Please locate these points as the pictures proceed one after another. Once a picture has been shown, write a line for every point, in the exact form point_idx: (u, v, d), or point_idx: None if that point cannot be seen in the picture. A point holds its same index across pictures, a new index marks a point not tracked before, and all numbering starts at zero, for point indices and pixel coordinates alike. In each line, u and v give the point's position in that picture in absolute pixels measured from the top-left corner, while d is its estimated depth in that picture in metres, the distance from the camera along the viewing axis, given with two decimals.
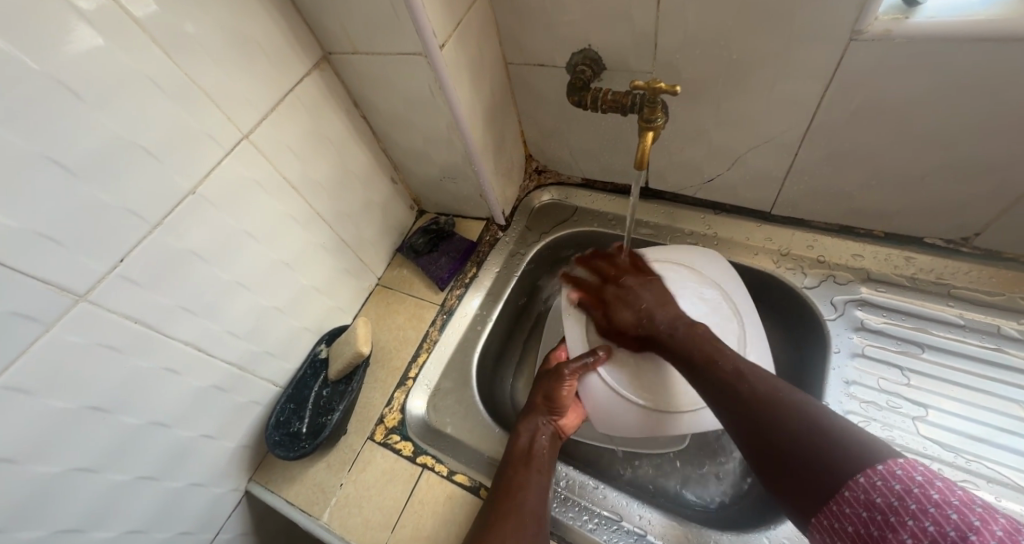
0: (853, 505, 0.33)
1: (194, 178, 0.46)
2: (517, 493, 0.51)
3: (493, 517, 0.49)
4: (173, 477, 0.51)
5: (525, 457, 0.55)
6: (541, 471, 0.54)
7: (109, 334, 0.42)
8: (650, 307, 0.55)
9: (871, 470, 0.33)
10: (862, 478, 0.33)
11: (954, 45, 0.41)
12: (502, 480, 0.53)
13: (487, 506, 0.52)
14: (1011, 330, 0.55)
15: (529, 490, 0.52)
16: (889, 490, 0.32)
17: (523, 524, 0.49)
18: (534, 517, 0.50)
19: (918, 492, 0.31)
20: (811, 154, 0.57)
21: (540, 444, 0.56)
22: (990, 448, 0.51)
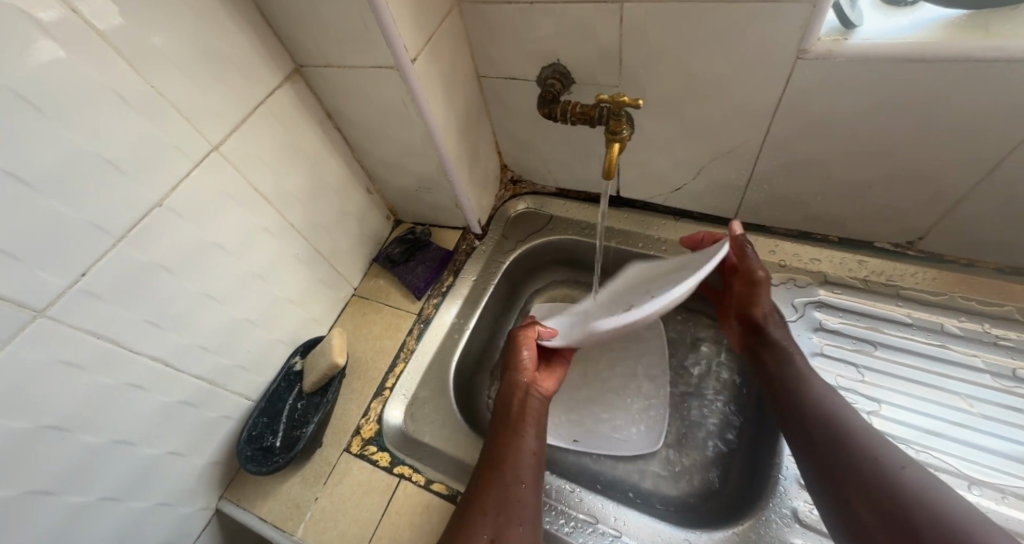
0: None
1: (161, 190, 0.45)
2: (506, 463, 0.52)
3: (479, 490, 0.51)
4: (137, 497, 0.50)
5: (512, 423, 0.57)
6: (524, 434, 0.56)
7: (70, 351, 0.41)
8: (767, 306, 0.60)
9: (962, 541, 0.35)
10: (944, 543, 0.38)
11: (889, 65, 0.44)
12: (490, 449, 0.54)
13: (474, 477, 0.53)
14: (953, 327, 0.59)
15: (517, 456, 0.53)
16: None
17: (505, 492, 0.50)
18: (516, 482, 0.51)
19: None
20: (769, 164, 0.60)
21: (518, 408, 0.58)
22: (935, 438, 0.54)
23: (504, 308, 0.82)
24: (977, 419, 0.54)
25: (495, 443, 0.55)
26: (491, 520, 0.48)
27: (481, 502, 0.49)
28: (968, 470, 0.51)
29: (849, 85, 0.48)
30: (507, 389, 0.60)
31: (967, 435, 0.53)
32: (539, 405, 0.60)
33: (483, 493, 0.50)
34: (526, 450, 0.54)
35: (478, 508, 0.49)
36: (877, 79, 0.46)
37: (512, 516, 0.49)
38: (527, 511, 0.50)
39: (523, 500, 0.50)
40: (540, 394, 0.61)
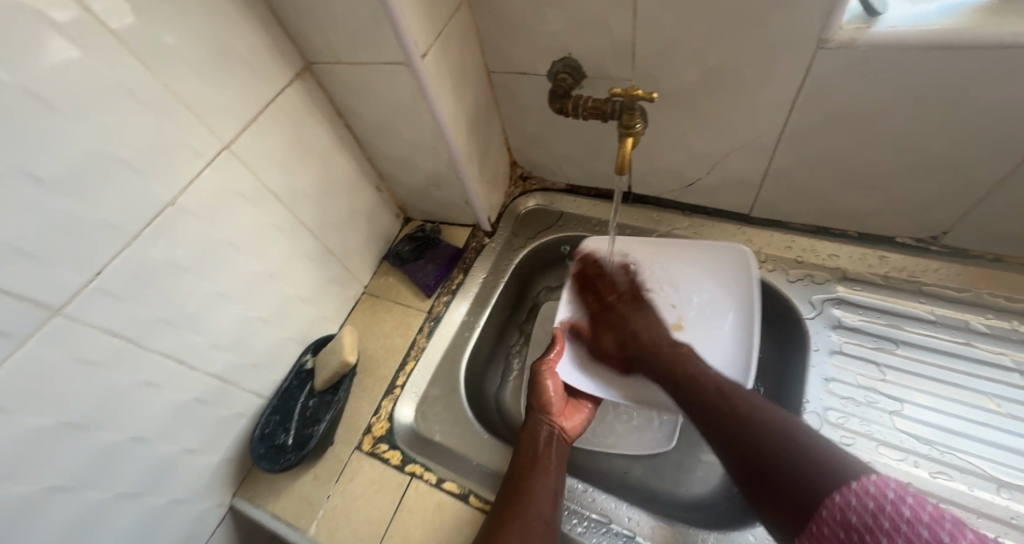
0: (847, 509, 0.36)
1: (174, 189, 0.45)
2: (526, 498, 0.51)
3: (499, 522, 0.49)
4: (153, 494, 0.50)
5: (530, 461, 0.55)
6: (547, 472, 0.54)
7: (87, 349, 0.41)
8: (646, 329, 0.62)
9: (847, 488, 0.37)
10: (839, 497, 0.37)
11: (915, 53, 0.43)
12: (509, 486, 0.53)
13: (496, 509, 0.51)
14: (980, 324, 0.57)
15: (537, 493, 0.51)
16: (864, 509, 0.35)
17: (529, 527, 0.48)
18: (540, 518, 0.49)
19: (890, 508, 0.34)
20: (786, 157, 0.58)
21: (541, 445, 0.57)
22: (961, 438, 0.52)
23: (515, 305, 0.82)
24: (1005, 420, 0.52)
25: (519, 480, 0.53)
26: None
27: (503, 537, 0.47)
28: (997, 473, 0.49)
29: (870, 74, 0.46)
30: (531, 425, 0.59)
31: (996, 436, 0.51)
32: (564, 446, 0.58)
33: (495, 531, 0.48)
34: (549, 488, 0.52)
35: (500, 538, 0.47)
36: (902, 69, 0.45)
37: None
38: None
39: (548, 537, 0.48)
40: (564, 436, 0.59)
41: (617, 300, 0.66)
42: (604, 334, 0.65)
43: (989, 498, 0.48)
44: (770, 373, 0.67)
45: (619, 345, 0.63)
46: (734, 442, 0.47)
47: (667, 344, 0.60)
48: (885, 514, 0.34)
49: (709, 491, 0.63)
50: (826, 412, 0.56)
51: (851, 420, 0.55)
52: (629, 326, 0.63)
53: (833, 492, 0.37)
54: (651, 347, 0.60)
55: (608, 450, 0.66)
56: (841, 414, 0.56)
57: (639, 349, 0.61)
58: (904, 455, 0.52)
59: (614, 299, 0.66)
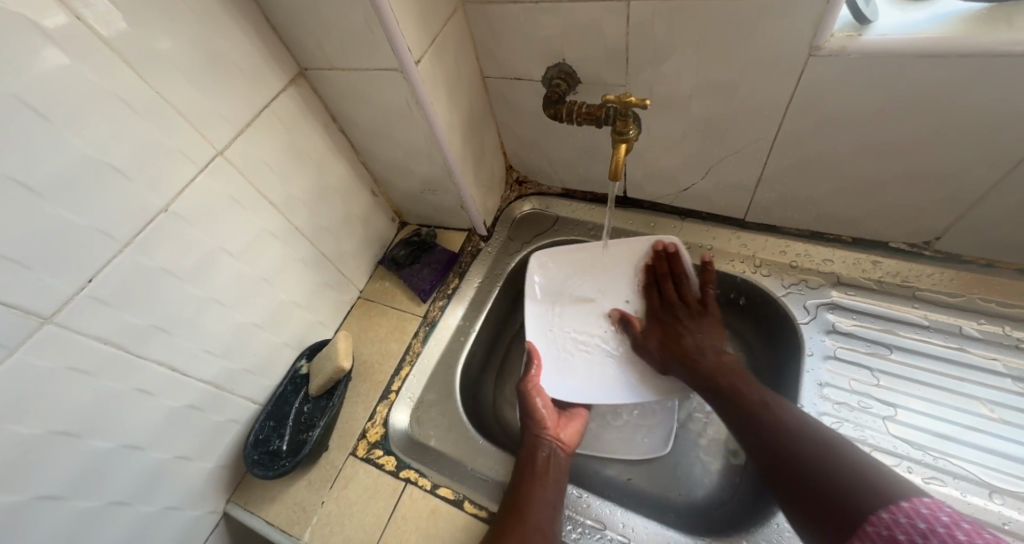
0: (893, 528, 0.34)
1: (167, 196, 0.45)
2: (525, 511, 0.50)
3: (498, 536, 0.49)
4: (146, 502, 0.50)
5: (530, 473, 0.54)
6: (546, 485, 0.53)
7: (78, 357, 0.41)
8: (695, 336, 0.62)
9: (895, 506, 0.35)
10: (885, 514, 0.35)
11: (906, 61, 0.43)
12: (509, 500, 0.52)
13: (495, 524, 0.51)
14: (973, 329, 0.57)
15: (537, 506, 0.51)
16: (912, 528, 0.33)
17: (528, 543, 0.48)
18: (538, 533, 0.49)
19: (941, 531, 0.32)
20: (780, 162, 0.59)
21: (542, 458, 0.56)
22: (954, 444, 0.52)
23: (510, 310, 0.82)
24: (997, 425, 0.52)
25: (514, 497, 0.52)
26: None
27: None
28: (989, 478, 0.49)
29: (861, 81, 0.46)
30: (530, 440, 0.58)
31: (989, 442, 0.51)
32: (565, 458, 0.58)
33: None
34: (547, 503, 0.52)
35: None
36: (893, 76, 0.45)
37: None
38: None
39: None
40: (564, 448, 0.59)
41: (677, 303, 0.66)
42: (653, 333, 0.65)
43: (982, 503, 0.48)
44: (765, 378, 0.67)
45: (662, 345, 0.64)
46: (772, 452, 0.46)
47: (711, 352, 0.60)
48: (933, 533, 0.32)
49: (701, 497, 0.63)
50: (820, 417, 0.56)
51: (844, 425, 0.55)
52: (680, 330, 0.63)
53: (881, 510, 0.35)
54: (694, 353, 0.60)
55: (593, 453, 0.66)
56: (835, 419, 0.56)
57: (686, 350, 0.61)
58: (897, 461, 0.52)
59: (688, 300, 0.66)
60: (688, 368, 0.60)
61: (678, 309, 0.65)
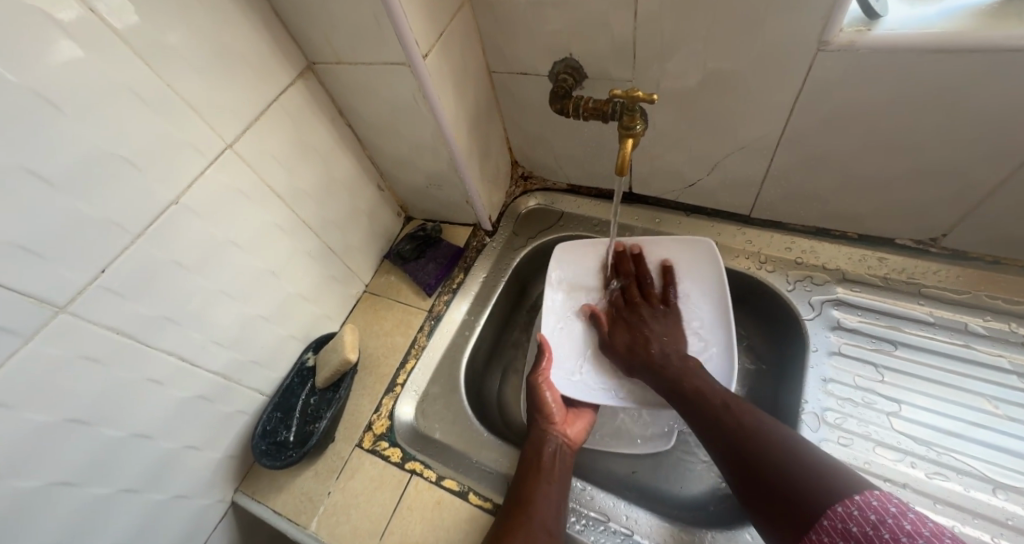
0: (847, 521, 0.37)
1: (177, 188, 0.46)
2: (530, 507, 0.51)
3: (504, 530, 0.49)
4: (156, 490, 0.51)
5: (536, 467, 0.55)
6: (551, 482, 0.54)
7: (90, 346, 0.42)
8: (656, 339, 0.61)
9: (849, 500, 0.38)
10: (840, 507, 0.38)
11: (916, 56, 0.43)
12: (515, 494, 0.53)
13: (500, 518, 0.52)
14: (978, 326, 0.57)
15: (542, 501, 0.51)
16: (865, 521, 0.36)
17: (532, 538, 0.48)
18: (542, 528, 0.49)
19: (892, 523, 0.35)
20: (787, 158, 0.59)
21: (548, 454, 0.56)
22: (957, 439, 0.52)
23: (515, 305, 0.82)
24: (1001, 421, 0.52)
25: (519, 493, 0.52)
26: None
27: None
28: (992, 473, 0.50)
29: (870, 76, 0.46)
30: (537, 435, 0.58)
31: (993, 438, 0.51)
32: (570, 454, 0.58)
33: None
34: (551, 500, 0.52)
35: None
36: (902, 71, 0.45)
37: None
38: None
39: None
40: (569, 444, 0.59)
41: (641, 303, 0.66)
42: (619, 333, 0.64)
43: (984, 498, 0.48)
44: (769, 373, 0.67)
45: (629, 347, 0.62)
46: (736, 456, 0.47)
47: (676, 357, 0.59)
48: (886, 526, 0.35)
49: (704, 491, 0.63)
50: (823, 412, 0.56)
51: (848, 420, 0.55)
52: (645, 334, 0.62)
53: (837, 504, 0.38)
54: (659, 359, 0.59)
55: (601, 448, 0.66)
56: (839, 415, 0.56)
57: (648, 357, 0.60)
58: (900, 456, 0.52)
59: (643, 301, 0.66)
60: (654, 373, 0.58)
61: (641, 305, 0.65)
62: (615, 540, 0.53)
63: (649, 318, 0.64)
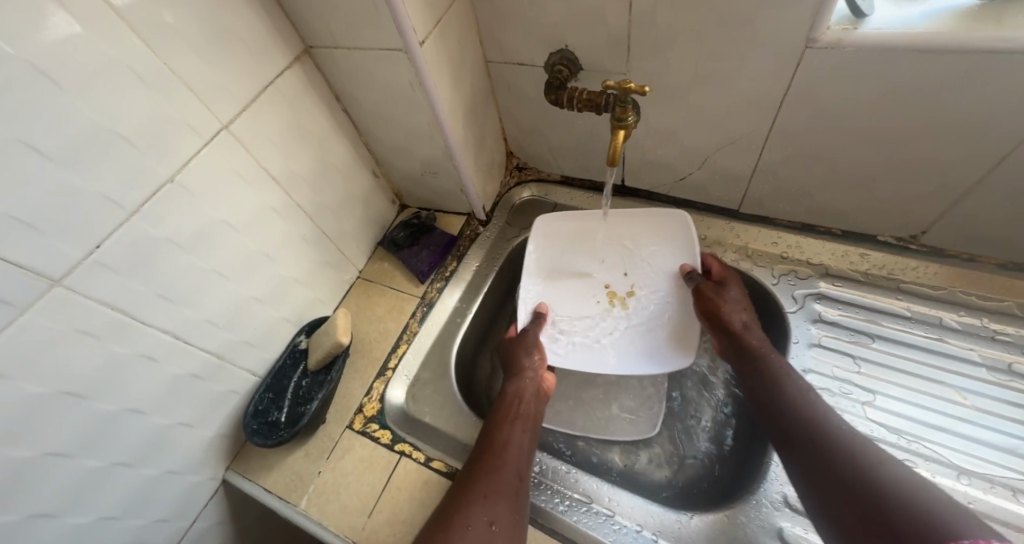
0: None
1: (173, 166, 0.46)
2: (504, 453, 0.54)
3: (475, 471, 0.52)
4: (147, 465, 0.52)
5: (507, 414, 0.58)
6: (522, 430, 0.57)
7: (85, 320, 0.42)
8: (743, 315, 0.60)
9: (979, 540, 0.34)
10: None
11: (897, 56, 0.44)
12: (486, 438, 0.56)
13: (472, 460, 0.54)
14: (952, 321, 0.58)
15: (515, 446, 0.55)
16: None
17: (502, 481, 0.51)
18: (513, 472, 0.52)
19: None
20: (774, 154, 0.60)
21: (522, 403, 0.60)
22: (927, 428, 0.54)
23: (506, 294, 0.83)
24: (969, 411, 0.54)
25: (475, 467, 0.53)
26: (490, 501, 0.49)
27: (482, 486, 0.50)
28: (958, 461, 0.51)
29: (855, 75, 0.48)
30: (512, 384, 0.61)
31: (961, 427, 0.53)
32: (540, 402, 0.62)
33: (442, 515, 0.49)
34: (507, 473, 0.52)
35: (477, 491, 0.50)
36: (885, 70, 0.46)
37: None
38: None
39: (518, 490, 0.52)
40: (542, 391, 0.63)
41: (732, 280, 0.63)
42: (733, 296, 0.61)
43: (949, 484, 0.50)
44: None
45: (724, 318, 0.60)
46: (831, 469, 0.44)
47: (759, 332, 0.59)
48: None
49: (681, 477, 0.65)
50: None
51: None
52: (738, 308, 0.60)
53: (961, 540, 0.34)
54: (741, 330, 0.59)
55: (588, 434, 0.68)
56: None
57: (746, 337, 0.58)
58: None
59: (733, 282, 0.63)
60: (735, 343, 0.59)
61: (731, 280, 0.62)
62: (596, 520, 0.54)
63: (739, 297, 0.61)
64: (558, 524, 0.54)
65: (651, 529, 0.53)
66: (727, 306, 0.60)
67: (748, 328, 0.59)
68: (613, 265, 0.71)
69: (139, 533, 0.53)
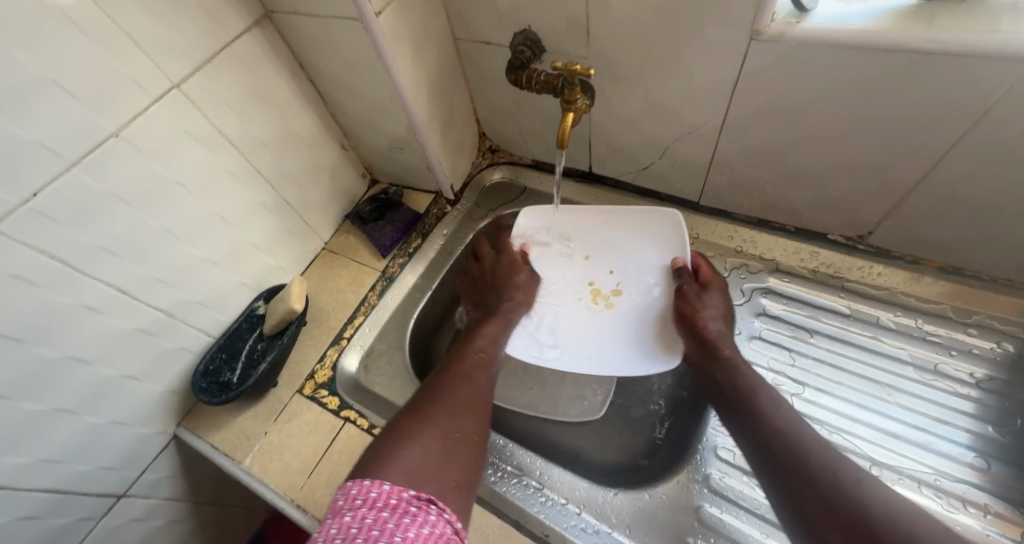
0: None
1: (118, 121, 0.47)
2: (464, 372, 0.55)
3: (440, 384, 0.53)
4: (91, 414, 0.53)
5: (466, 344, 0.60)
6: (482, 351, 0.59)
7: (23, 267, 0.44)
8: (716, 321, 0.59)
9: None
10: None
11: (836, 51, 0.45)
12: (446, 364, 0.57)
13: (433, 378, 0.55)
14: (889, 320, 0.60)
15: (476, 367, 0.56)
16: None
17: (459, 390, 0.52)
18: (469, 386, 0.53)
19: None
20: (728, 147, 0.60)
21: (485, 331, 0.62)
22: (850, 421, 0.55)
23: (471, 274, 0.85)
24: (893, 407, 0.55)
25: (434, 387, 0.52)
26: (453, 405, 0.50)
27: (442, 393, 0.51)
28: (874, 453, 0.53)
29: (797, 70, 0.48)
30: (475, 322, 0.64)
31: (882, 422, 0.55)
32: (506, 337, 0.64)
33: (405, 418, 0.48)
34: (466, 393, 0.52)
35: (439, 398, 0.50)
36: (826, 65, 0.46)
37: (448, 448, 0.45)
38: (470, 459, 0.46)
39: (478, 402, 0.52)
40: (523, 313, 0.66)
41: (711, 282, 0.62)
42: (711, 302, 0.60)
43: None
44: None
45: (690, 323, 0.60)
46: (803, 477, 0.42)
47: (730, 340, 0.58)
48: None
49: (612, 461, 0.66)
50: None
51: None
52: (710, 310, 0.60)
53: None
54: (715, 337, 0.57)
55: (535, 414, 0.69)
56: None
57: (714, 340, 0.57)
58: None
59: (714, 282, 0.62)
60: (706, 348, 0.57)
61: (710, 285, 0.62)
62: (525, 491, 0.56)
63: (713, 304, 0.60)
64: (488, 494, 0.56)
65: (577, 503, 0.54)
66: (703, 311, 0.59)
67: (723, 336, 0.58)
68: (597, 262, 0.70)
69: (84, 478, 0.55)
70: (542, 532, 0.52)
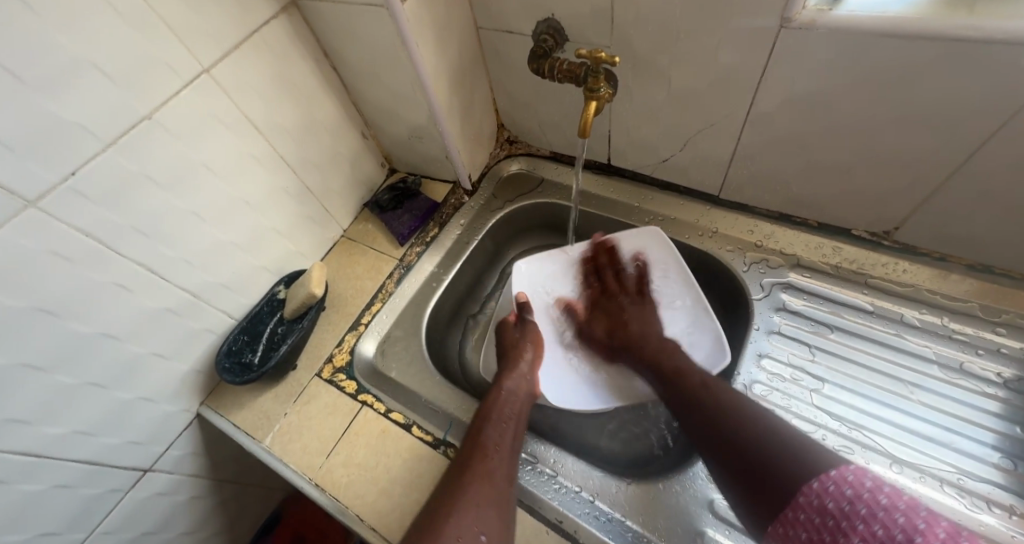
0: (824, 496, 0.38)
1: (151, 105, 0.48)
2: (486, 455, 0.52)
3: (460, 477, 0.50)
4: (121, 389, 0.55)
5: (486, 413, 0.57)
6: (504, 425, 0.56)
7: (61, 243, 0.45)
8: (637, 323, 0.65)
9: (825, 477, 0.39)
10: (818, 483, 0.39)
11: (869, 39, 0.44)
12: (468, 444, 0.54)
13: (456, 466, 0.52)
14: (913, 318, 0.58)
15: (498, 445, 0.53)
16: (841, 496, 0.37)
17: (479, 484, 0.49)
18: (490, 475, 0.50)
19: (867, 496, 0.36)
20: (752, 139, 0.60)
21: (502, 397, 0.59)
22: (870, 419, 0.55)
23: (487, 264, 0.85)
24: (915, 406, 0.54)
25: (447, 495, 0.48)
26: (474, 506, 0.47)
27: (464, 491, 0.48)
28: (893, 450, 0.52)
29: (827, 59, 0.47)
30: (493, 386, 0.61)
31: (903, 420, 0.54)
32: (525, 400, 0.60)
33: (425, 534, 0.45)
34: (484, 508, 0.47)
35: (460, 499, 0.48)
36: (858, 53, 0.45)
37: None
38: None
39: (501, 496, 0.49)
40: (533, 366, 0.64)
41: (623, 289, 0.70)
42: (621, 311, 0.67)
43: (882, 472, 0.51)
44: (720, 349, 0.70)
45: (608, 331, 0.67)
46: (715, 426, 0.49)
47: (653, 336, 0.64)
48: (844, 513, 0.36)
49: (626, 453, 0.67)
50: (753, 384, 0.59)
51: (773, 393, 0.58)
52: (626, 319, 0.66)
53: (814, 480, 0.39)
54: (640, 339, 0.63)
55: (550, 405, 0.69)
56: (766, 388, 0.58)
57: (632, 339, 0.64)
58: (814, 428, 0.55)
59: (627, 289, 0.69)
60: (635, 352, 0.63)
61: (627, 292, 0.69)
62: (539, 478, 0.56)
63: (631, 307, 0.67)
64: None
65: (590, 491, 0.55)
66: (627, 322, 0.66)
67: (648, 335, 0.64)
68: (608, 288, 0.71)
69: (112, 451, 0.57)
70: (556, 517, 0.53)
